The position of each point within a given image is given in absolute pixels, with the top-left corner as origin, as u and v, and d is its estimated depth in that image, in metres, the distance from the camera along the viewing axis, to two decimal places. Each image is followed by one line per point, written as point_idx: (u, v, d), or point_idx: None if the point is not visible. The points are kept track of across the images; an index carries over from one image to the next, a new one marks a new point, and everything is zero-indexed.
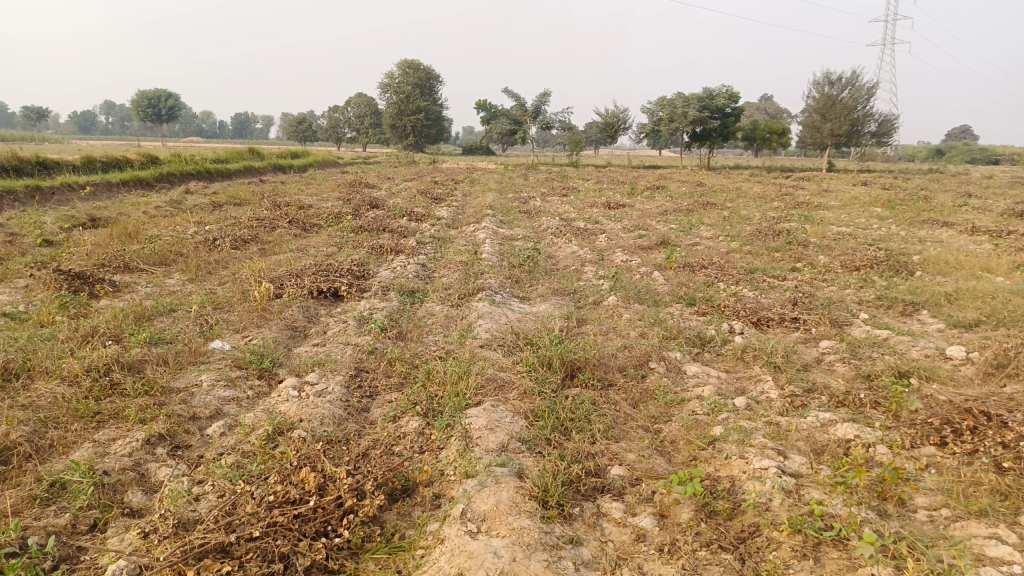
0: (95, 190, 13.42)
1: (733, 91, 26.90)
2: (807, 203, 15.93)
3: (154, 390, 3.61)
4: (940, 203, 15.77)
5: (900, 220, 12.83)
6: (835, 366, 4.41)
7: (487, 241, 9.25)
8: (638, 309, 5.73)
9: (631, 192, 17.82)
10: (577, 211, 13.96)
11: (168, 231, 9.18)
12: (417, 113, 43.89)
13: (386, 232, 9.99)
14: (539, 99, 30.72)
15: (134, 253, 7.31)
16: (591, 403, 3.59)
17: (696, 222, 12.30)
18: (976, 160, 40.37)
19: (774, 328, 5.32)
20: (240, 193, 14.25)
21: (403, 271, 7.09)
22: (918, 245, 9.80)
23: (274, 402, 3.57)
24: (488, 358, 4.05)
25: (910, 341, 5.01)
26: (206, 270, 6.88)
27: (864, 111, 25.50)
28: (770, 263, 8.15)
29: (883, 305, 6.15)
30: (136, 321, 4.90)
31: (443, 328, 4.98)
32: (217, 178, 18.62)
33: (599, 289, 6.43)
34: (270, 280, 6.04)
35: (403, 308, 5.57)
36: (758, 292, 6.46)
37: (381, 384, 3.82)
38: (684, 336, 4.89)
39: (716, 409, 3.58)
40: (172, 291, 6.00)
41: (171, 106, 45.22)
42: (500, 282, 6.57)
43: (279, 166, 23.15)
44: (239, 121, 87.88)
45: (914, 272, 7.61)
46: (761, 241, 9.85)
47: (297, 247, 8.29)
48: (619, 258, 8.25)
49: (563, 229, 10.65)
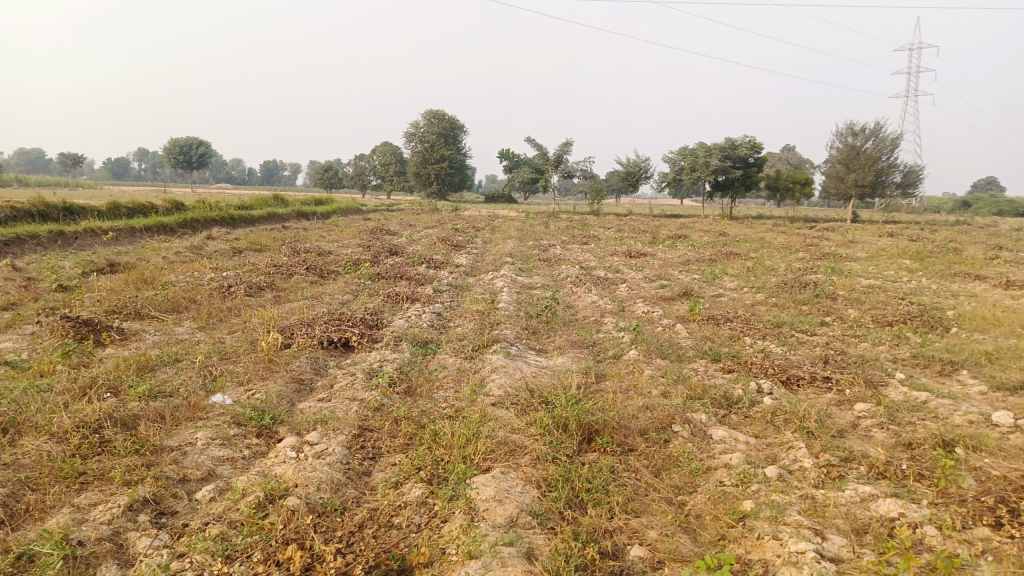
0: (117, 235, 13.51)
1: (756, 141, 26.87)
2: (833, 254, 15.65)
3: (145, 448, 3.41)
4: (971, 256, 15.40)
5: (931, 272, 12.51)
6: (873, 432, 4.11)
7: (505, 289, 9.08)
8: (659, 364, 5.48)
9: (653, 241, 17.65)
10: (599, 259, 13.79)
11: (185, 277, 9.13)
12: (441, 161, 44.38)
13: (403, 279, 9.86)
14: (561, 148, 30.94)
15: (147, 299, 7.23)
16: (609, 471, 3.33)
17: (720, 272, 12.09)
18: (1003, 212, 39.79)
19: (804, 387, 5.02)
20: (261, 238, 14.30)
21: (418, 320, 6.92)
22: (951, 299, 9.46)
23: (270, 464, 3.35)
24: (500, 419, 3.81)
25: (952, 405, 4.68)
26: (217, 317, 6.75)
27: (888, 162, 25.32)
28: (797, 316, 7.88)
29: (920, 363, 5.83)
30: (137, 372, 4.74)
31: (455, 382, 4.76)
32: (241, 224, 18.76)
33: (619, 342, 6.19)
34: (280, 330, 5.89)
35: (414, 360, 5.37)
36: (786, 348, 6.18)
37: (385, 445, 3.60)
38: (709, 396, 4.61)
39: (744, 481, 3.30)
40: (180, 340, 5.85)
41: (201, 153, 46.20)
42: (516, 333, 6.35)
43: (302, 213, 23.37)
44: (268, 169, 90.10)
45: (950, 329, 7.29)
46: (787, 293, 9.58)
47: (312, 295, 8.18)
48: (640, 309, 8.03)
49: (583, 278, 10.47)
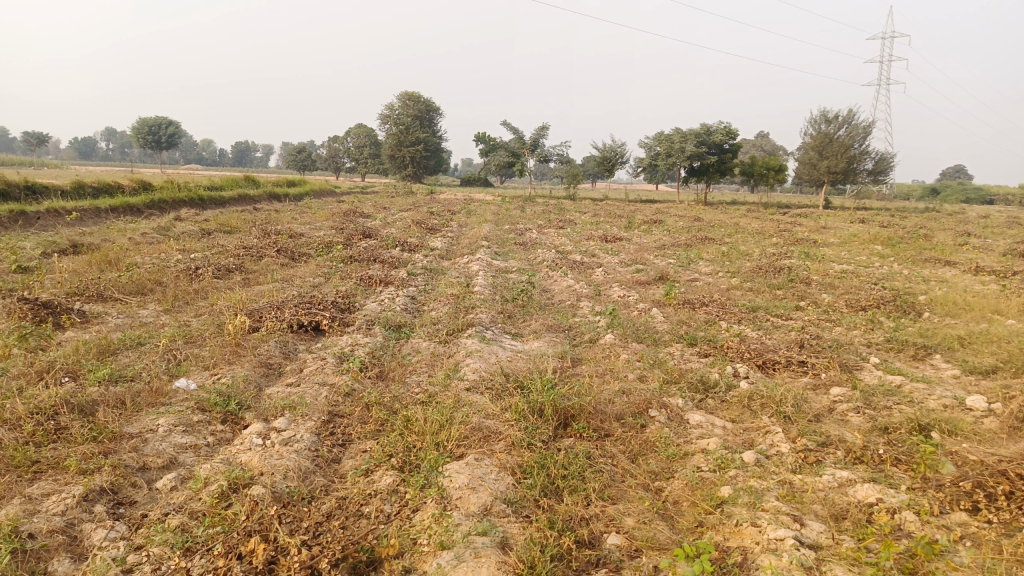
0: (82, 216, 13.14)
1: (730, 126, 26.93)
2: (807, 239, 15.76)
3: (103, 435, 3.27)
4: (941, 242, 15.59)
5: (902, 258, 12.63)
6: (849, 416, 4.09)
7: (480, 273, 8.97)
8: (636, 349, 5.42)
9: (628, 226, 17.63)
10: (574, 243, 13.73)
11: (151, 258, 8.89)
12: (416, 144, 43.91)
13: (377, 262, 9.70)
14: (537, 131, 30.76)
15: (111, 281, 7.00)
16: (585, 457, 3.26)
17: (695, 256, 12.08)
18: (970, 200, 40.47)
19: (780, 372, 4.99)
20: (232, 220, 13.99)
21: (391, 304, 6.79)
22: (922, 284, 9.56)
23: (235, 452, 3.23)
24: (474, 404, 3.72)
25: (926, 390, 4.69)
26: (183, 300, 6.56)
27: (860, 150, 25.55)
28: (772, 301, 7.88)
29: (894, 348, 5.84)
30: (98, 356, 4.56)
31: (428, 367, 4.65)
32: (211, 206, 18.37)
33: (595, 326, 6.12)
34: (248, 313, 5.72)
35: (387, 344, 5.25)
36: (762, 332, 6.16)
37: (355, 431, 3.50)
38: (686, 381, 4.56)
39: (722, 466, 3.25)
40: (144, 323, 5.66)
41: (171, 133, 45.18)
42: (491, 317, 6.25)
43: (274, 195, 22.97)
44: (240, 150, 88.67)
45: (922, 314, 7.33)
46: (762, 278, 9.60)
47: (283, 278, 7.99)
48: (616, 293, 7.97)
49: (559, 262, 10.39)
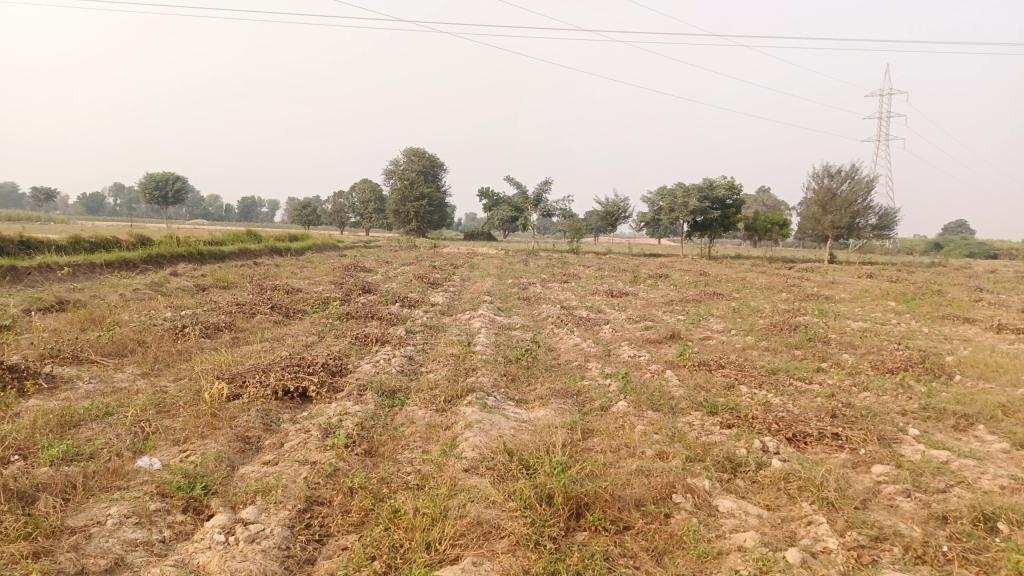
0: (74, 271, 12.80)
1: (733, 181, 26.80)
2: (817, 294, 15.37)
3: (38, 532, 2.79)
4: (954, 297, 15.21)
5: (919, 315, 12.20)
6: (899, 502, 3.61)
7: (483, 331, 8.55)
8: (651, 418, 4.95)
9: (634, 281, 17.28)
10: (579, 298, 13.36)
11: (138, 316, 8.51)
12: (420, 199, 43.99)
13: (375, 319, 9.30)
14: (541, 185, 30.72)
15: (90, 342, 6.57)
16: (602, 558, 2.79)
17: (705, 313, 11.68)
18: (975, 254, 40.20)
19: (813, 446, 4.51)
20: (229, 275, 13.65)
21: (386, 365, 6.36)
22: (946, 343, 9.11)
23: (193, 553, 2.76)
24: (472, 490, 3.26)
25: (978, 467, 4.19)
26: (164, 363, 6.13)
27: (863, 205, 25.36)
28: (791, 362, 7.41)
29: (931, 417, 5.34)
30: (57, 430, 4.09)
31: (423, 441, 4.18)
32: (210, 260, 18.11)
33: (606, 392, 5.66)
34: (231, 377, 5.29)
35: (378, 413, 4.80)
36: (787, 398, 5.68)
37: (335, 525, 3.03)
38: (711, 458, 4.07)
39: (764, 570, 2.74)
40: (117, 388, 5.22)
41: (178, 189, 45.44)
42: (493, 381, 5.79)
43: (276, 249, 22.76)
44: (245, 206, 89.80)
45: (954, 377, 6.86)
46: (777, 337, 9.14)
47: (274, 337, 7.57)
48: (626, 353, 7.54)
49: (564, 319, 9.98)
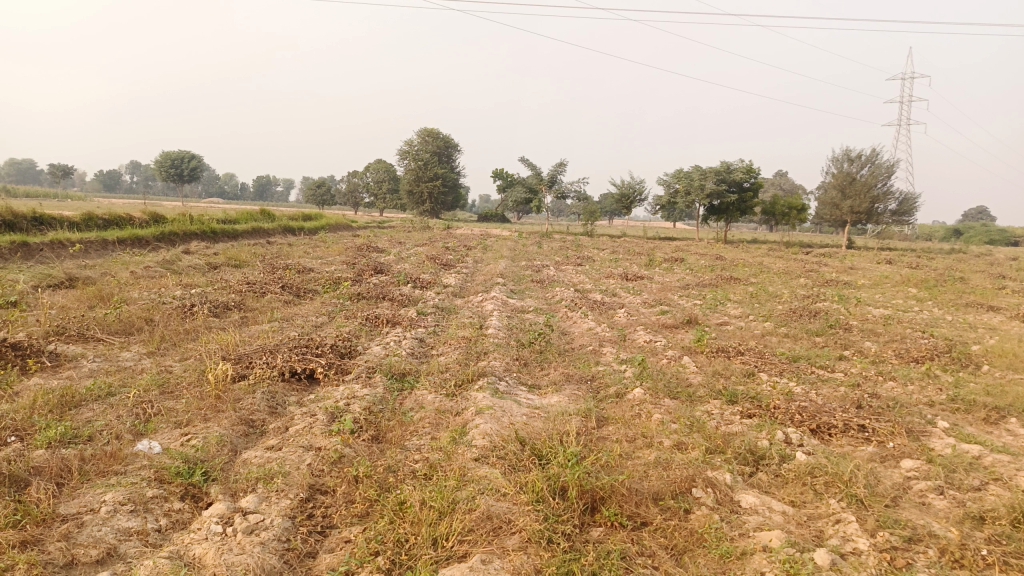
0: (86, 247, 12.76)
1: (751, 165, 26.36)
2: (837, 280, 15.07)
3: (27, 520, 2.67)
4: (978, 285, 14.85)
5: (942, 302, 11.90)
6: (932, 500, 3.42)
7: (495, 313, 8.39)
8: (669, 406, 4.78)
9: (649, 264, 17.05)
10: (594, 281, 13.17)
11: (147, 294, 8.42)
12: (434, 180, 43.74)
13: (386, 300, 9.15)
14: (555, 167, 30.41)
15: (97, 319, 6.47)
16: (619, 557, 2.63)
17: (722, 298, 11.45)
18: (995, 240, 39.50)
19: (838, 438, 4.33)
20: (241, 254, 13.57)
21: (396, 347, 6.21)
22: (971, 332, 8.85)
23: (188, 545, 2.62)
24: (482, 482, 3.11)
25: (1014, 462, 3.99)
26: (171, 342, 6.01)
27: (883, 190, 24.89)
28: (812, 350, 7.19)
29: (960, 408, 5.13)
30: (56, 410, 3.98)
31: (433, 428, 4.03)
32: (223, 238, 18.04)
33: (621, 378, 5.49)
34: (237, 358, 5.17)
35: (387, 397, 4.66)
36: (810, 388, 5.48)
37: (338, 516, 2.89)
38: (732, 450, 3.89)
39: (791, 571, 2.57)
40: (121, 368, 5.11)
41: (193, 167, 45.42)
42: (506, 365, 5.63)
43: (289, 228, 22.66)
44: (260, 185, 89.94)
45: (981, 367, 6.62)
46: (797, 323, 8.91)
47: (283, 317, 7.44)
48: (642, 337, 7.36)
49: (579, 302, 9.80)
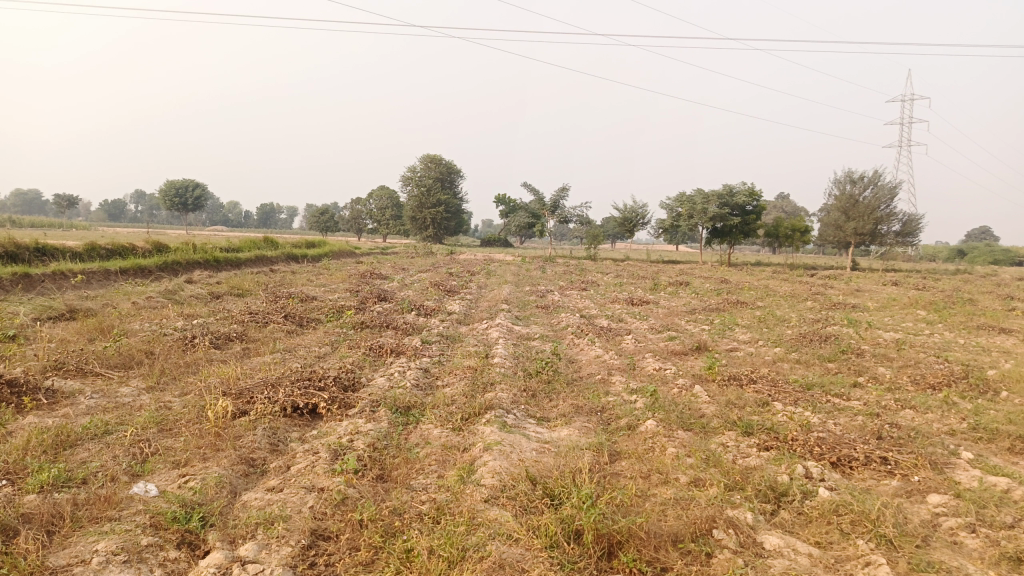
0: (88, 278, 12.69)
1: (754, 188, 26.31)
2: (844, 303, 14.91)
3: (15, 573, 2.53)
4: (987, 306, 14.69)
5: (952, 325, 11.74)
6: (963, 538, 3.27)
7: (501, 341, 8.26)
8: (683, 439, 4.63)
9: (654, 288, 16.93)
10: (599, 307, 13.04)
11: (148, 326, 8.31)
12: (437, 206, 43.82)
13: (390, 329, 9.03)
14: (558, 192, 30.44)
15: (97, 353, 6.36)
16: None
17: (730, 322, 11.31)
18: (999, 260, 39.30)
19: (860, 472, 4.17)
20: (244, 283, 13.48)
21: (401, 379, 6.08)
22: (986, 356, 8.66)
23: None
24: (493, 525, 2.97)
25: None
26: (171, 376, 5.89)
27: (886, 211, 24.79)
28: (826, 376, 7.02)
29: (983, 438, 4.96)
30: (50, 451, 3.84)
31: (440, 465, 3.89)
32: (227, 267, 17.99)
33: (632, 409, 5.34)
34: (238, 392, 5.04)
35: (392, 432, 4.52)
36: (826, 417, 5.33)
37: (342, 564, 2.75)
38: (752, 486, 3.74)
39: None
40: (119, 404, 4.98)
41: (198, 196, 45.57)
42: (513, 397, 5.49)
43: (293, 256, 22.62)
44: (264, 213, 90.40)
45: (1000, 392, 6.46)
46: (808, 348, 8.75)
47: (285, 348, 7.32)
48: (651, 365, 7.21)
49: (585, 328, 9.67)
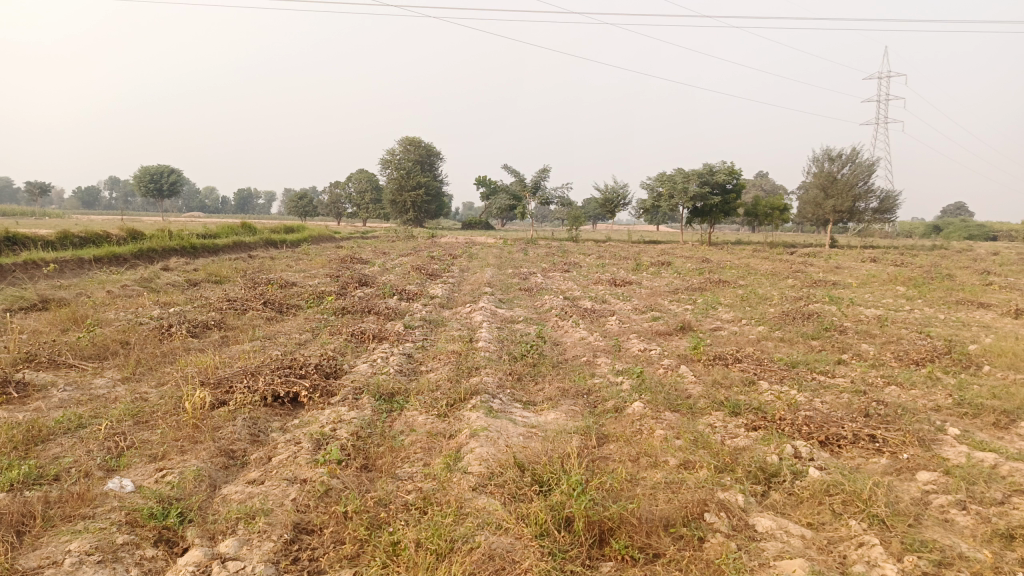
0: (61, 267, 12.41)
1: (733, 166, 26.32)
2: (825, 280, 14.98)
3: None
4: (964, 281, 14.83)
5: (931, 300, 11.82)
6: (955, 516, 3.25)
7: (484, 325, 8.18)
8: (671, 420, 4.59)
9: (637, 268, 16.91)
10: (582, 288, 12.99)
11: (123, 315, 8.12)
12: (417, 189, 43.46)
13: (372, 314, 8.91)
14: (539, 173, 30.26)
15: (70, 344, 6.18)
16: None
17: (713, 301, 11.31)
18: (974, 236, 39.74)
19: (848, 451, 4.15)
20: (222, 269, 13.24)
21: (383, 365, 5.98)
22: (966, 331, 8.72)
23: None
24: (482, 514, 2.91)
25: None
26: (147, 366, 5.74)
27: (864, 188, 24.94)
28: (810, 354, 7.02)
29: (968, 413, 4.97)
30: (21, 447, 3.71)
31: (425, 453, 3.81)
32: (204, 253, 17.68)
33: (619, 391, 5.29)
34: (217, 382, 4.92)
35: (375, 420, 4.43)
36: (813, 395, 5.30)
37: (325, 558, 2.67)
38: (742, 468, 3.70)
39: None
40: (93, 396, 4.85)
41: (173, 182, 44.82)
42: (498, 381, 5.42)
43: (271, 241, 22.31)
44: (241, 199, 89.27)
45: (982, 367, 6.49)
46: (792, 326, 8.76)
47: (265, 336, 7.18)
48: (637, 346, 7.17)
49: (569, 310, 9.61)
